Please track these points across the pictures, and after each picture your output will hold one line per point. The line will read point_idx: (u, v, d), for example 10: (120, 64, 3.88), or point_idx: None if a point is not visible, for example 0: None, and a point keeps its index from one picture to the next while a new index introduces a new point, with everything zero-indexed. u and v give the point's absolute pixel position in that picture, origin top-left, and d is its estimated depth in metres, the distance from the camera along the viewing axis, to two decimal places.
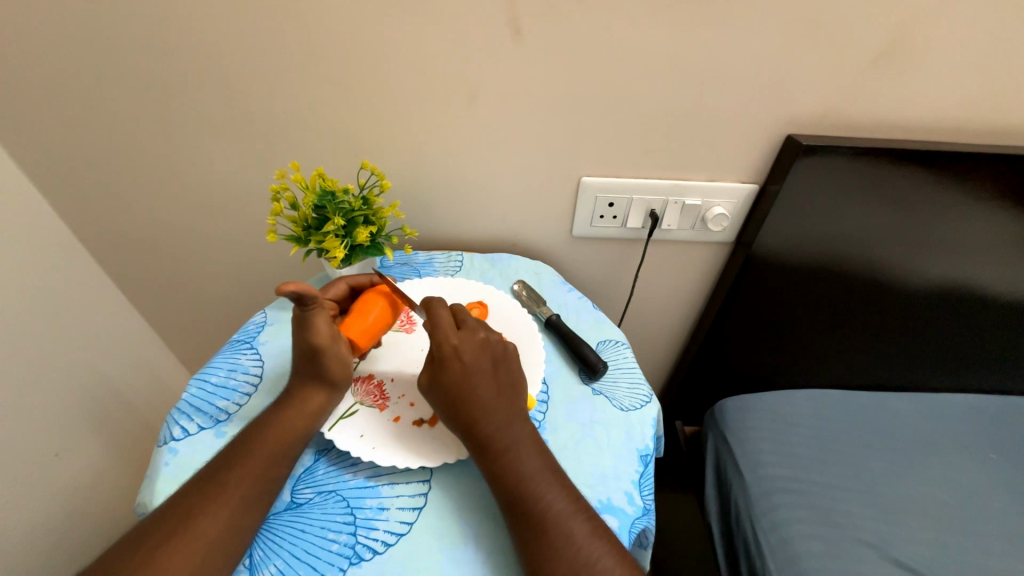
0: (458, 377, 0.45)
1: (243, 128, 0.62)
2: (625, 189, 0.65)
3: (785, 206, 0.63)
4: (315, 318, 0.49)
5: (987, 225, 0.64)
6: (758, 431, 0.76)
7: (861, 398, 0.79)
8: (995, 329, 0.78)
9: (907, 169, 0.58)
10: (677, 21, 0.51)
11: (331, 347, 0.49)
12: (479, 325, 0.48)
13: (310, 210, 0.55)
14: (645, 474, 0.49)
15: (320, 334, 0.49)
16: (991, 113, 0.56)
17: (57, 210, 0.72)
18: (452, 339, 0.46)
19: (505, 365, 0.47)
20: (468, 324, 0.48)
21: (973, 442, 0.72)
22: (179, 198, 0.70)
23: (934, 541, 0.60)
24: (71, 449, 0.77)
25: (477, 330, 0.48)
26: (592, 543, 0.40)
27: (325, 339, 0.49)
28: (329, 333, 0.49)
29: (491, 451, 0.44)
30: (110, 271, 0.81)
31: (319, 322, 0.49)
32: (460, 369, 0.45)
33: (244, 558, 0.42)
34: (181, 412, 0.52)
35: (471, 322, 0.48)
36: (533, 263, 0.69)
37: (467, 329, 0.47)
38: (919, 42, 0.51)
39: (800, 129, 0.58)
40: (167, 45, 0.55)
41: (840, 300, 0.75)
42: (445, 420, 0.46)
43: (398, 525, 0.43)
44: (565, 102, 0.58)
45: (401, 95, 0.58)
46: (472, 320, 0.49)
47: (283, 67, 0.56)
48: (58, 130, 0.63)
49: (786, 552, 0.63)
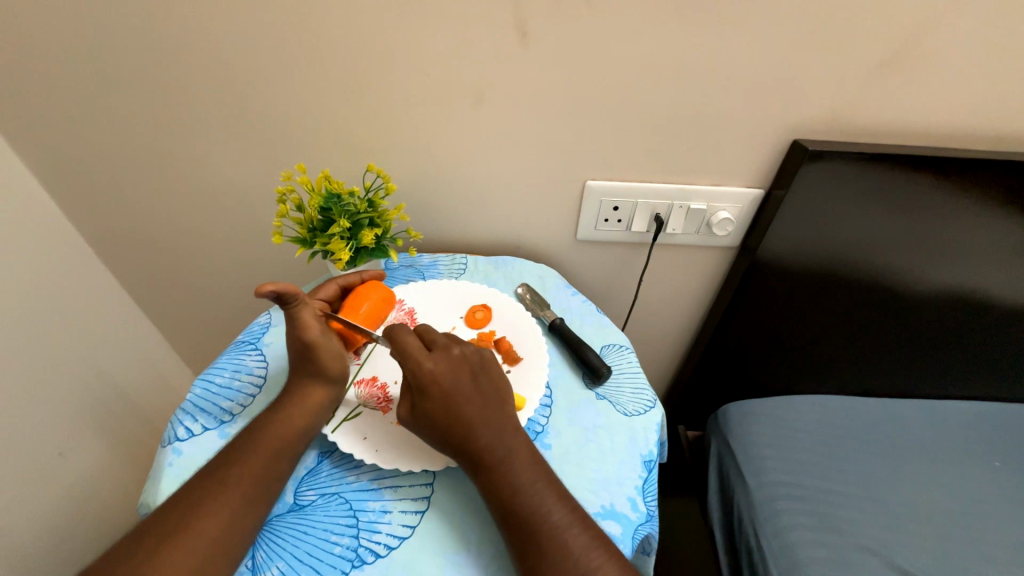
0: (439, 400, 0.45)
1: (249, 129, 0.62)
2: (630, 193, 0.65)
3: (790, 211, 0.62)
4: (303, 315, 0.50)
5: (994, 232, 0.63)
6: (761, 437, 0.76)
7: (866, 406, 0.79)
8: (1001, 337, 0.78)
9: (913, 174, 0.58)
10: (683, 25, 0.51)
11: (323, 341, 0.50)
12: (451, 343, 0.48)
13: (315, 212, 0.55)
14: (648, 480, 0.49)
15: (310, 329, 0.50)
16: (1000, 119, 0.56)
17: (64, 209, 0.72)
18: (425, 363, 0.46)
19: (484, 378, 0.47)
20: (439, 344, 0.48)
21: (978, 449, 0.72)
22: (186, 199, 0.70)
23: (938, 549, 0.60)
24: (74, 448, 0.77)
25: (450, 348, 0.48)
26: (592, 552, 0.40)
27: (316, 334, 0.50)
28: (319, 329, 0.50)
29: (481, 468, 0.43)
30: (115, 271, 0.81)
31: (308, 318, 0.50)
32: (438, 392, 0.45)
33: (245, 560, 0.42)
34: (185, 412, 0.52)
35: (441, 341, 0.48)
36: (538, 267, 0.69)
37: (439, 350, 0.47)
38: (927, 47, 0.51)
39: (806, 133, 0.58)
40: (175, 45, 0.55)
41: (845, 306, 0.74)
42: (431, 443, 0.45)
43: (400, 528, 0.43)
44: (570, 105, 0.58)
45: (408, 98, 0.58)
46: (442, 339, 0.48)
47: (291, 70, 0.56)
48: (67, 131, 0.63)
49: (788, 558, 0.62)
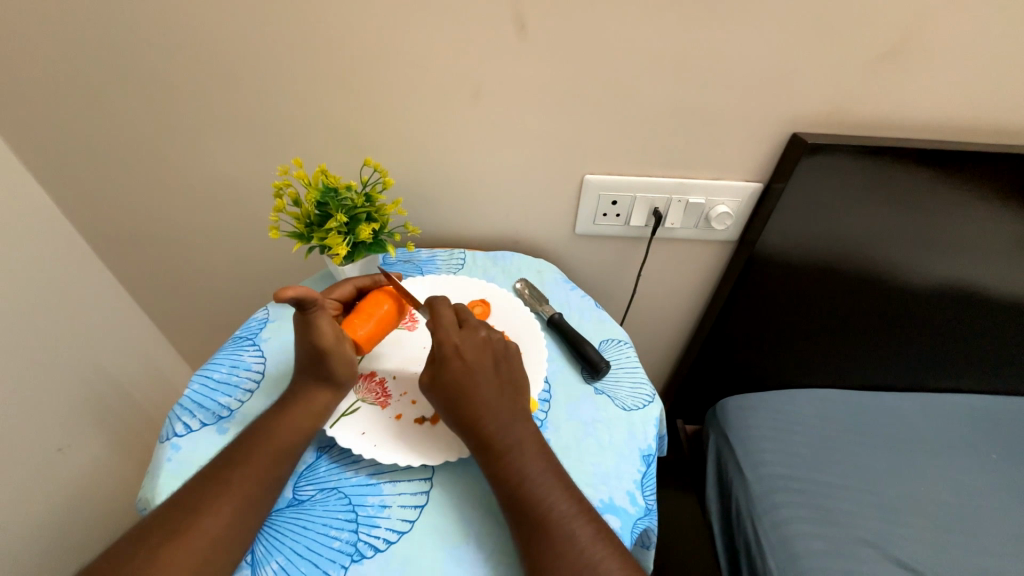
0: (458, 374, 0.45)
1: (244, 124, 0.61)
2: (628, 187, 0.65)
3: (790, 205, 0.62)
4: (319, 321, 0.48)
5: (992, 226, 0.63)
6: (760, 431, 0.76)
7: (863, 399, 0.79)
8: (996, 329, 0.78)
9: (912, 167, 0.58)
10: (680, 18, 0.51)
11: (336, 348, 0.49)
12: (480, 325, 0.49)
13: (312, 207, 0.54)
14: (647, 474, 0.49)
15: (325, 335, 0.48)
16: (998, 112, 0.55)
17: (59, 206, 0.72)
18: (454, 338, 0.47)
19: (505, 365, 0.48)
20: (469, 323, 0.49)
21: (974, 441, 0.72)
22: (182, 194, 0.70)
23: (935, 541, 0.60)
24: (72, 444, 0.77)
25: (479, 330, 0.48)
26: (595, 545, 0.40)
27: (331, 341, 0.49)
28: (334, 334, 0.49)
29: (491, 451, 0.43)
30: (111, 267, 0.81)
31: (323, 324, 0.48)
32: (460, 366, 0.45)
33: (245, 555, 0.42)
34: (182, 407, 0.52)
35: (472, 321, 0.49)
36: (536, 261, 0.69)
37: (469, 329, 0.48)
38: (926, 42, 0.50)
39: (804, 127, 0.58)
40: (169, 40, 0.55)
41: (842, 300, 0.74)
42: (445, 416, 0.46)
43: (399, 523, 0.44)
44: (568, 99, 0.57)
45: (404, 93, 0.58)
46: (474, 320, 0.49)
47: (285, 64, 0.56)
48: (61, 127, 0.63)
49: (787, 552, 0.62)
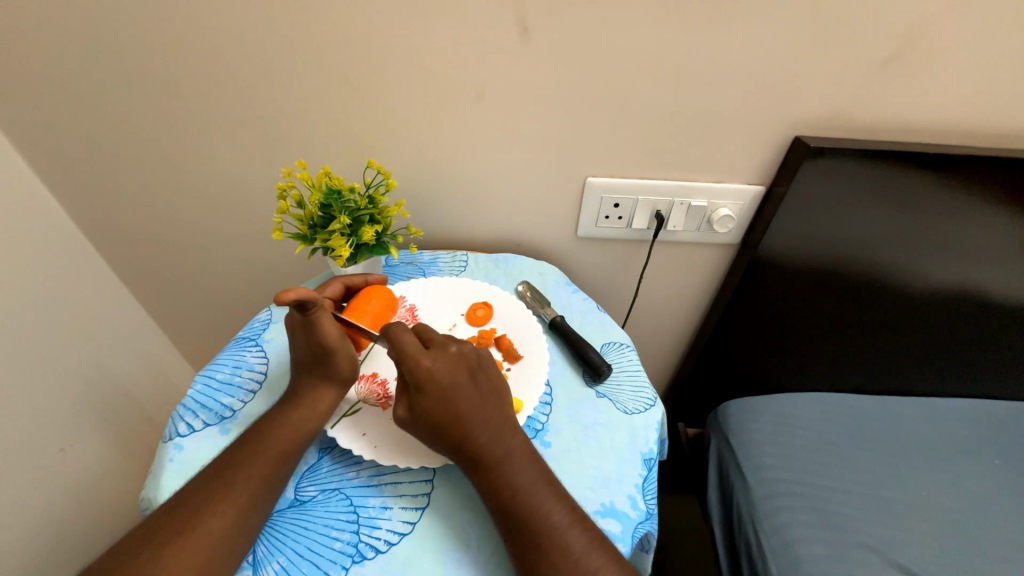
0: (435, 400, 0.44)
1: (248, 124, 0.62)
2: (630, 190, 0.65)
3: (792, 208, 0.62)
4: (322, 321, 0.49)
5: (995, 229, 0.63)
6: (760, 434, 0.76)
7: (865, 403, 0.79)
8: (999, 334, 0.77)
9: (915, 172, 0.57)
10: (683, 21, 0.51)
11: (341, 347, 0.49)
12: (449, 341, 0.48)
13: (316, 208, 0.55)
14: (648, 479, 0.49)
15: (329, 334, 0.49)
16: (1000, 117, 0.55)
17: (65, 206, 0.72)
18: (424, 361, 0.45)
19: (482, 378, 0.47)
20: (436, 343, 0.47)
21: (978, 446, 0.72)
22: (185, 194, 0.70)
23: (936, 546, 0.60)
24: (74, 444, 0.77)
25: (448, 346, 0.47)
26: (592, 553, 0.40)
27: (335, 340, 0.49)
28: (337, 334, 0.49)
29: (481, 470, 0.43)
30: (114, 267, 0.81)
31: (327, 324, 0.49)
32: (436, 391, 0.45)
33: (247, 555, 0.42)
34: (185, 408, 0.52)
35: (439, 338, 0.48)
36: (539, 264, 0.69)
37: (437, 349, 0.47)
38: (928, 46, 0.51)
39: (807, 131, 0.58)
40: (174, 41, 0.55)
41: (844, 304, 0.74)
42: (429, 442, 0.45)
43: (400, 524, 0.44)
44: (571, 101, 0.57)
45: (408, 95, 0.58)
46: (440, 337, 0.48)
47: (289, 67, 0.56)
48: (69, 129, 0.63)
49: (788, 555, 0.62)
